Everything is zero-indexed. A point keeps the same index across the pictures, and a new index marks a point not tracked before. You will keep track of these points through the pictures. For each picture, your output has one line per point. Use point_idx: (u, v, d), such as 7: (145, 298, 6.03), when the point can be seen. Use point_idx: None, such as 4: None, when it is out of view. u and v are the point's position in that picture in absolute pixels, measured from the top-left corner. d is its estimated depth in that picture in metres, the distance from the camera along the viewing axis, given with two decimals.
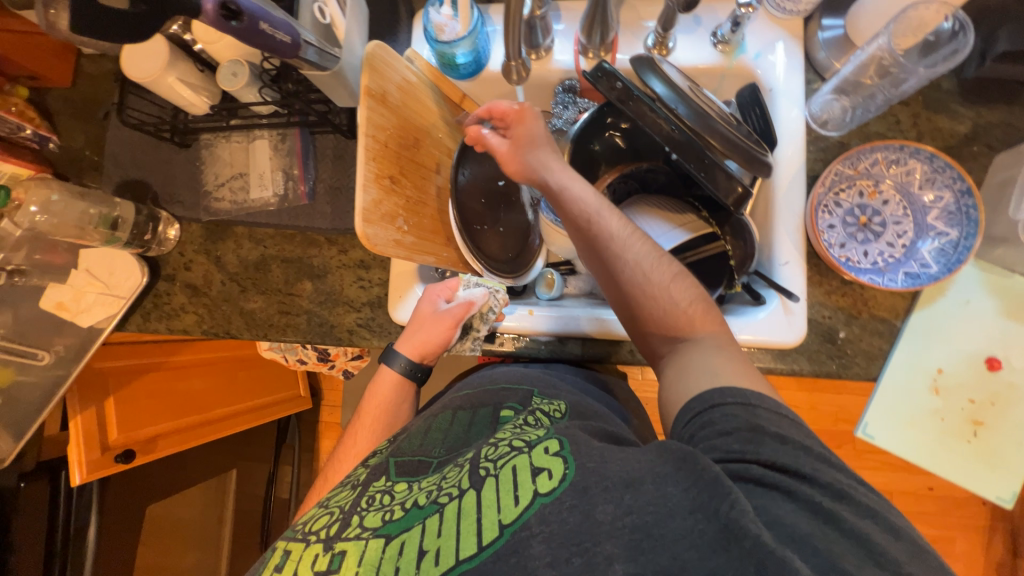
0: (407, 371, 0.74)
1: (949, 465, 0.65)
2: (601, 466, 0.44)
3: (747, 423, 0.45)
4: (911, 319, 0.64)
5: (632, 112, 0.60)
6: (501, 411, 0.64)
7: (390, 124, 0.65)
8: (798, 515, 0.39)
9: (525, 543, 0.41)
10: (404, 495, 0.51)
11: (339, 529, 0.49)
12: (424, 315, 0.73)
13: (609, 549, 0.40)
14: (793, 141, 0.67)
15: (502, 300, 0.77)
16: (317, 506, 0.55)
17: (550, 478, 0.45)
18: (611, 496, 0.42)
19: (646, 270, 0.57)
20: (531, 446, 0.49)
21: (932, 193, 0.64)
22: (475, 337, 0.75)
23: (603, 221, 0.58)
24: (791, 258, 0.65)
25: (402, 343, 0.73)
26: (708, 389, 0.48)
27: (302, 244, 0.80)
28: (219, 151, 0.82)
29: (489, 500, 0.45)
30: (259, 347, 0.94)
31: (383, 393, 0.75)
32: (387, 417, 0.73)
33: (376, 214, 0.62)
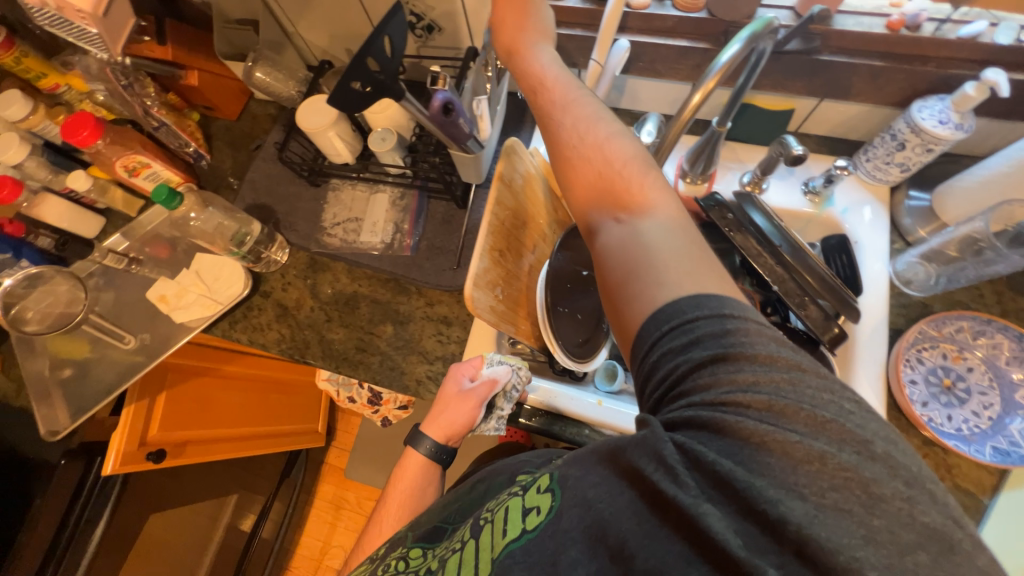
0: (432, 454, 0.73)
1: None
2: (568, 471, 0.40)
3: (683, 339, 0.37)
4: (1001, 498, 0.61)
5: (738, 240, 0.66)
6: (516, 477, 0.59)
7: (509, 205, 0.74)
8: (737, 466, 0.33)
9: (507, 571, 0.39)
10: (417, 561, 0.55)
11: None
12: (449, 395, 0.72)
13: (575, 554, 0.36)
14: (877, 293, 0.71)
15: (525, 376, 0.72)
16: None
17: (538, 514, 0.41)
18: (574, 497, 0.38)
19: (606, 158, 0.50)
20: (526, 488, 0.45)
21: (1019, 372, 0.65)
22: (499, 417, 0.74)
23: (565, 119, 0.54)
24: (871, 405, 0.66)
25: (427, 424, 0.72)
26: (663, 303, 0.39)
27: (394, 289, 0.86)
28: (343, 195, 0.93)
29: (484, 546, 0.44)
30: (317, 376, 0.98)
31: (409, 469, 0.73)
32: (414, 498, 0.71)
33: (484, 279, 0.68)
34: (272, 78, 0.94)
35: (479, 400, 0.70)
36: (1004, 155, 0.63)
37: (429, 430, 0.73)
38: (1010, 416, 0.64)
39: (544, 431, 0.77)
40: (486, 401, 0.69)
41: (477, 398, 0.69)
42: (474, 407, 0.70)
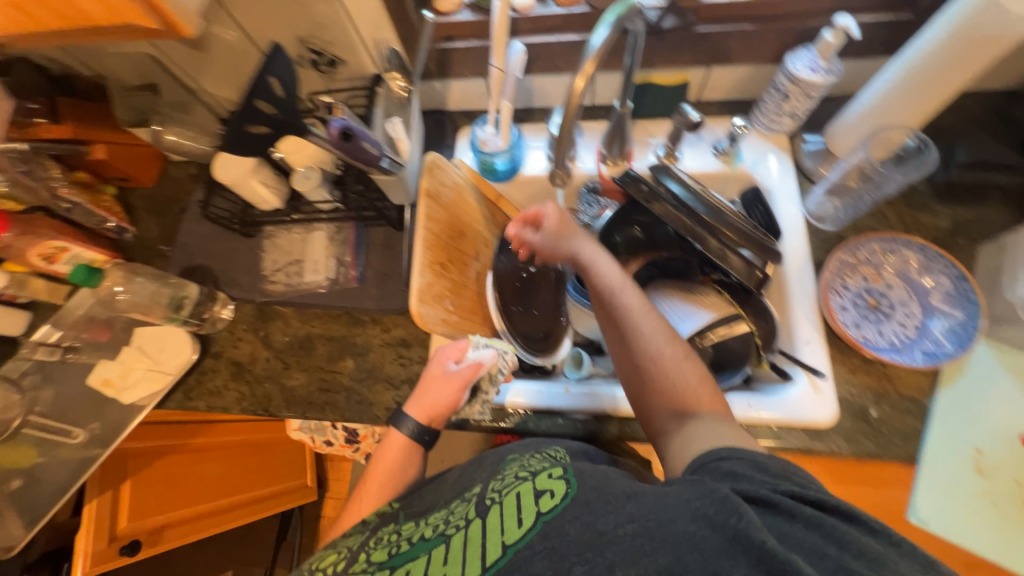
0: (415, 435, 0.67)
1: (1016, 556, 0.61)
2: (601, 484, 0.46)
3: (752, 464, 0.47)
4: (939, 397, 0.66)
5: (656, 208, 0.70)
6: (507, 454, 0.59)
7: (441, 217, 0.75)
8: (808, 534, 0.40)
9: (528, 560, 0.42)
10: (411, 530, 0.53)
11: (346, 565, 0.53)
12: (434, 376, 0.69)
13: (611, 557, 0.40)
14: (796, 233, 0.76)
15: (512, 362, 0.72)
16: (326, 549, 0.58)
17: (552, 496, 0.46)
18: (613, 507, 0.43)
19: (666, 352, 0.60)
20: (535, 475, 0.50)
21: (930, 278, 0.71)
22: (483, 400, 0.73)
23: (626, 304, 0.63)
24: (811, 336, 0.70)
25: (409, 402, 0.68)
26: (714, 446, 0.50)
27: (347, 323, 0.85)
28: (279, 240, 0.92)
29: (494, 525, 0.46)
30: (288, 427, 0.95)
31: (389, 454, 0.67)
32: (396, 477, 0.65)
33: (429, 294, 0.69)
34: (184, 138, 0.94)
35: (463, 382, 0.67)
36: (871, 89, 0.70)
37: (409, 410, 0.69)
38: (930, 319, 0.70)
39: (515, 429, 0.76)
40: (471, 383, 0.67)
41: (463, 379, 0.67)
42: (459, 391, 0.67)
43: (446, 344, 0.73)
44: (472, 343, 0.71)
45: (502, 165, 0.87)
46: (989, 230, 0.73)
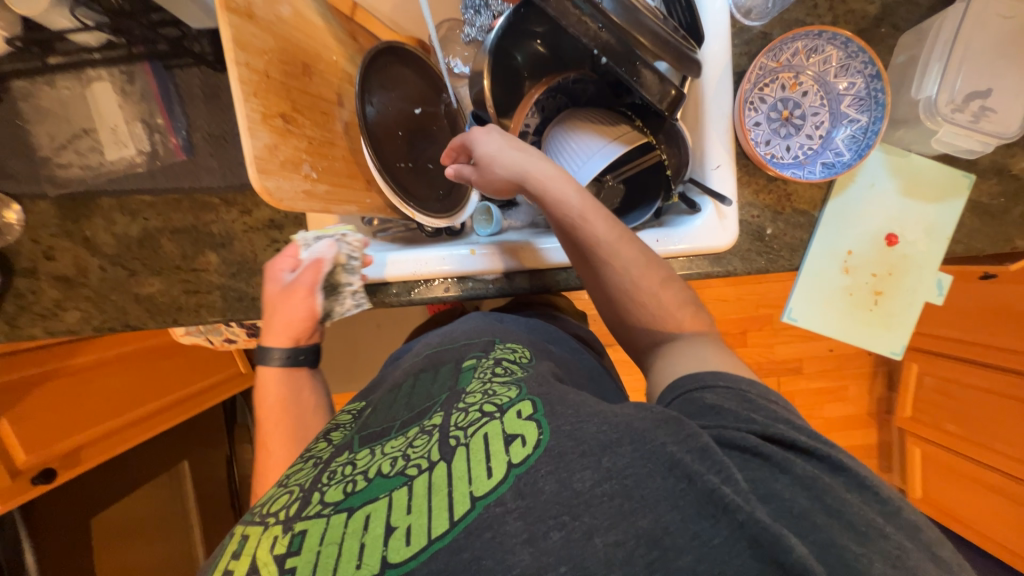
0: (289, 360, 0.62)
1: (857, 333, 0.72)
2: (578, 429, 0.40)
3: (738, 397, 0.44)
4: (827, 208, 0.68)
5: (553, 10, 0.53)
6: (463, 362, 0.58)
7: (269, 47, 0.53)
8: (795, 490, 0.37)
9: (500, 520, 0.36)
10: (367, 462, 0.44)
11: (299, 508, 0.41)
12: (274, 295, 0.63)
13: (589, 521, 0.35)
14: (719, 35, 0.64)
15: (356, 242, 0.66)
16: (276, 486, 0.47)
17: (523, 445, 0.40)
18: (589, 461, 0.38)
19: (642, 286, 0.56)
20: (502, 411, 0.44)
21: (846, 80, 0.65)
22: (354, 292, 0.65)
23: (594, 232, 0.55)
24: (722, 161, 0.66)
25: (266, 332, 0.62)
26: (688, 374, 0.48)
27: (192, 209, 0.67)
28: (45, 102, 0.64)
29: (460, 473, 0.39)
30: (173, 333, 0.85)
31: (274, 387, 0.62)
32: (291, 411, 0.60)
33: (272, 164, 0.53)
34: None
35: (309, 287, 0.62)
36: None
37: (272, 339, 0.62)
38: (836, 128, 0.67)
39: (424, 299, 0.70)
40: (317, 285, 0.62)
41: (304, 284, 0.61)
42: (309, 296, 0.62)
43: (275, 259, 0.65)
44: (302, 243, 0.64)
45: None
46: (915, 13, 0.65)
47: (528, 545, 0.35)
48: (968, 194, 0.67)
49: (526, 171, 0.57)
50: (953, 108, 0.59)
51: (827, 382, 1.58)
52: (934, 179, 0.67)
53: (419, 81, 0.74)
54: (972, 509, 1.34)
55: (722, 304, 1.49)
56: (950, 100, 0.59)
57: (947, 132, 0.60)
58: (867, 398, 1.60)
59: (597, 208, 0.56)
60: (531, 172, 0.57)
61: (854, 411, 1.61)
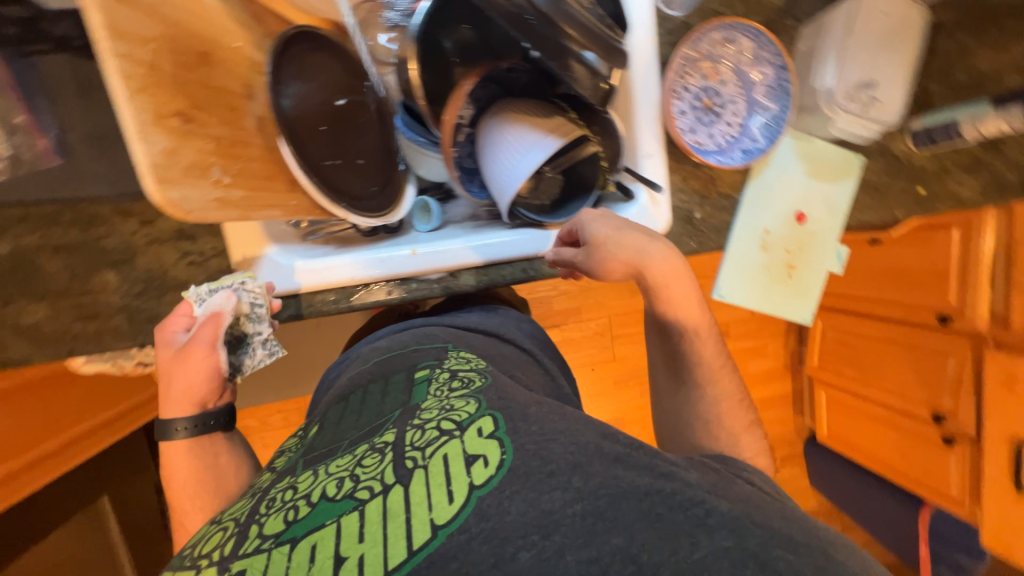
0: (195, 428, 0.60)
1: (776, 303, 0.79)
2: (544, 448, 0.43)
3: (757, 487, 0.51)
4: (746, 190, 0.73)
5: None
6: (416, 372, 0.60)
7: (154, 34, 0.46)
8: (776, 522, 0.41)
9: (465, 548, 0.37)
10: (310, 486, 0.44)
11: (234, 546, 0.40)
12: (169, 360, 0.58)
13: (560, 540, 0.37)
14: (642, 26, 0.65)
15: (260, 289, 0.59)
16: (208, 523, 0.46)
17: (485, 466, 0.42)
18: (558, 483, 0.40)
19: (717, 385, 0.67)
20: (463, 428, 0.46)
21: (758, 72, 0.70)
22: (264, 342, 0.61)
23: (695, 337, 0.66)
24: (653, 150, 0.68)
25: (164, 406, 0.60)
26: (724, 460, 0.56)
27: (78, 223, 0.58)
28: None
29: (419, 498, 0.40)
30: (70, 363, 0.74)
31: (180, 462, 0.60)
32: (207, 478, 0.59)
33: (173, 171, 0.46)
34: None
35: (209, 344, 0.58)
36: None
37: (173, 411, 0.60)
38: (751, 116, 0.71)
39: (365, 305, 0.67)
40: (218, 342, 0.58)
41: (202, 344, 0.57)
42: (209, 357, 0.58)
43: (167, 317, 0.60)
44: (194, 299, 0.58)
45: None
46: (814, 7, 0.71)
47: (494, 569, 0.36)
48: (859, 173, 0.74)
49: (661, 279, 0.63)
50: (847, 97, 0.66)
51: (749, 341, 1.75)
52: (830, 161, 0.74)
53: (340, 69, 0.68)
54: (869, 437, 1.55)
55: None
56: (845, 89, 0.66)
57: (842, 119, 0.67)
58: (783, 352, 1.80)
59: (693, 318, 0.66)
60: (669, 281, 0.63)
61: (772, 365, 1.79)
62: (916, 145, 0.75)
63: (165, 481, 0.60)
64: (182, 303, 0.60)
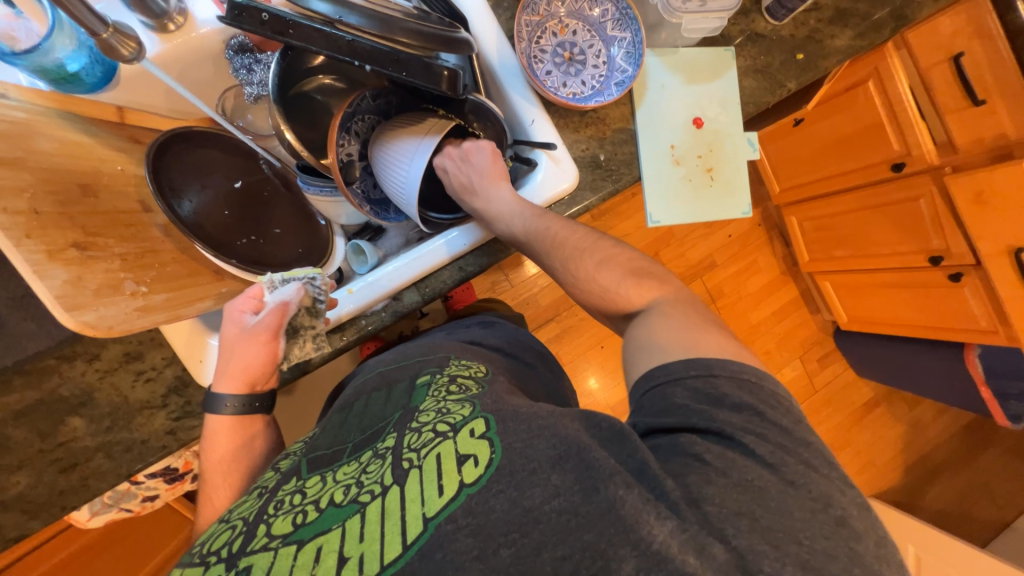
0: (241, 408, 0.62)
1: (711, 209, 0.81)
2: (528, 446, 0.45)
3: (704, 396, 0.46)
4: (637, 118, 0.76)
5: (300, 41, 0.54)
6: (417, 379, 0.61)
7: (30, 183, 0.49)
8: (725, 492, 0.41)
9: (451, 536, 0.41)
10: (319, 490, 0.49)
11: (244, 542, 0.46)
12: (234, 338, 0.62)
13: (537, 537, 0.40)
14: (479, 12, 0.69)
15: (326, 284, 0.65)
16: (219, 521, 0.51)
17: (476, 465, 0.44)
18: (539, 479, 0.43)
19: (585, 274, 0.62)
20: (456, 429, 0.48)
21: (599, 9, 0.74)
22: (315, 335, 0.64)
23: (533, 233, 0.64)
24: (534, 114, 0.70)
25: (219, 379, 0.61)
26: (657, 366, 0.50)
27: (28, 383, 0.59)
28: None
29: (414, 495, 0.44)
30: (77, 521, 0.75)
31: (225, 440, 0.61)
32: (241, 459, 0.61)
33: (84, 296, 0.48)
34: None
35: (272, 330, 0.61)
36: None
37: (225, 386, 0.61)
38: (612, 51, 0.74)
39: (325, 359, 0.68)
40: (280, 328, 0.61)
41: (266, 328, 0.61)
42: (271, 341, 0.62)
43: (234, 297, 0.64)
44: (267, 285, 0.64)
45: (77, 62, 0.58)
46: None
47: (479, 560, 0.39)
48: (736, 63, 0.77)
49: (484, 201, 0.67)
50: (682, 0, 0.69)
51: (738, 262, 1.74)
52: (705, 62, 0.77)
53: (230, 155, 0.72)
54: (881, 306, 1.52)
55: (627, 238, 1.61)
56: None
57: (688, 21, 0.70)
58: (774, 258, 1.78)
59: (545, 210, 0.66)
60: (489, 202, 0.67)
61: (770, 275, 1.78)
62: (776, 19, 0.77)
63: (205, 454, 0.61)
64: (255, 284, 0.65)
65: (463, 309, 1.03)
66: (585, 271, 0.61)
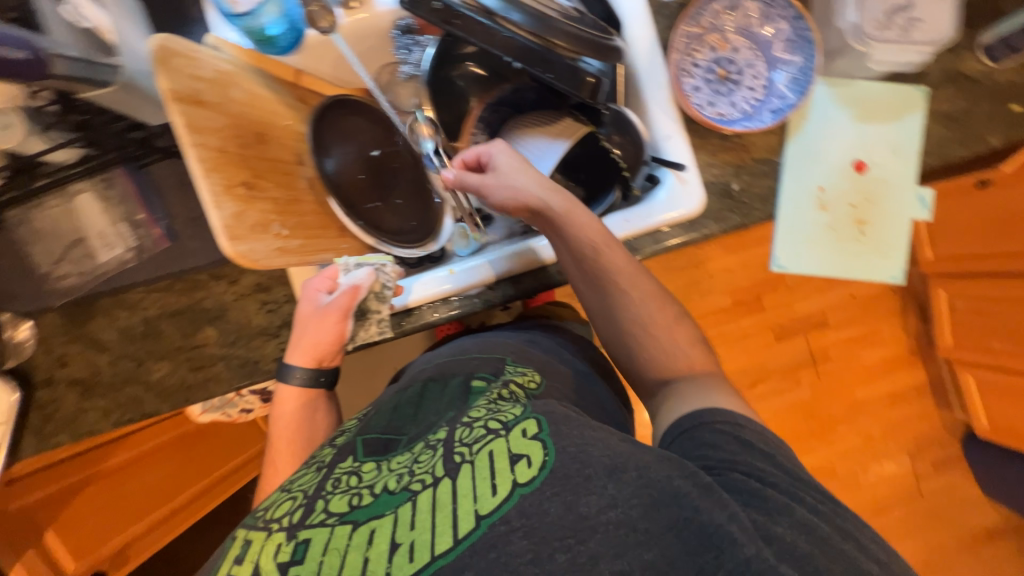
0: (308, 381, 0.67)
1: (854, 266, 0.71)
2: (582, 451, 0.45)
3: (735, 439, 0.50)
4: (787, 151, 0.68)
5: (461, 31, 0.56)
6: (473, 381, 0.62)
7: (221, 125, 0.57)
8: (796, 534, 0.42)
9: (505, 538, 0.41)
10: (374, 477, 0.51)
11: (302, 516, 0.48)
12: (308, 313, 0.66)
13: (594, 546, 0.41)
14: (638, 17, 0.66)
15: (393, 272, 0.69)
16: (277, 492, 0.54)
17: (530, 466, 0.44)
18: (595, 487, 0.43)
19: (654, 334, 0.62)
20: (508, 428, 0.48)
21: (770, 27, 0.67)
22: (379, 320, 0.69)
23: (613, 267, 0.61)
24: (671, 130, 0.66)
25: (293, 352, 0.67)
26: (689, 412, 0.54)
27: (184, 290, 0.71)
28: (37, 224, 0.68)
29: (465, 491, 0.44)
30: (192, 414, 0.88)
31: (289, 410, 0.68)
32: (303, 429, 0.68)
33: (243, 229, 0.56)
34: None
35: (342, 312, 0.65)
36: None
37: (297, 359, 0.67)
38: (774, 74, 0.68)
39: (414, 328, 0.71)
40: (349, 310, 0.65)
41: (337, 308, 0.64)
42: (339, 321, 0.66)
43: (312, 276, 0.69)
44: (342, 267, 0.68)
45: (277, 27, 0.65)
46: None
47: (532, 565, 0.40)
48: (926, 107, 0.66)
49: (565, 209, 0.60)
50: (877, 26, 0.61)
51: (856, 329, 1.52)
52: (885, 100, 0.67)
53: (372, 125, 0.78)
54: None
55: (729, 275, 1.47)
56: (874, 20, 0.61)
57: (880, 50, 0.62)
58: (901, 333, 1.53)
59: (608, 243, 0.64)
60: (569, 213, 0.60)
61: (892, 352, 1.53)
62: (993, 60, 0.66)
63: (274, 421, 0.68)
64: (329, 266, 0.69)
65: (542, 310, 1.03)
66: (667, 332, 0.62)
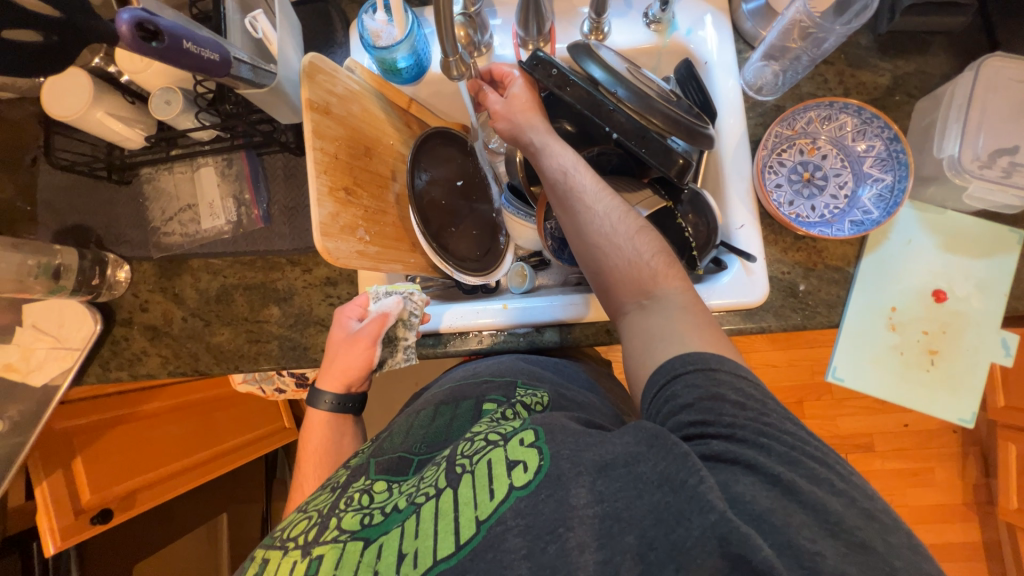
0: (338, 406, 0.71)
1: (915, 397, 0.68)
2: (576, 454, 0.45)
3: (705, 390, 0.46)
4: (862, 264, 0.67)
5: (571, 96, 0.62)
6: (484, 403, 0.62)
7: (339, 135, 0.64)
8: (756, 491, 0.40)
9: (500, 537, 0.42)
10: (385, 498, 0.51)
11: (317, 533, 0.49)
12: (340, 340, 0.69)
13: (581, 534, 0.41)
14: (733, 111, 0.70)
15: (420, 301, 0.72)
16: (295, 511, 0.55)
17: (525, 471, 0.45)
18: (584, 480, 0.43)
19: (639, 264, 0.57)
20: (506, 438, 0.49)
21: (864, 143, 0.69)
22: (406, 346, 0.71)
23: (585, 198, 0.61)
24: (745, 220, 0.68)
25: (323, 378, 0.70)
26: (673, 358, 0.50)
27: (263, 268, 0.78)
28: (163, 184, 0.78)
29: (466, 499, 0.46)
30: (232, 381, 0.93)
31: (316, 434, 0.71)
32: (331, 453, 0.70)
33: (334, 228, 0.62)
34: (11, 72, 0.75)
35: (371, 339, 0.68)
36: None
37: (327, 384, 0.71)
38: (860, 188, 0.69)
39: (457, 351, 0.74)
40: (379, 338, 0.68)
41: (367, 336, 0.67)
42: (368, 347, 0.68)
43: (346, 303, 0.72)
44: (373, 296, 0.71)
45: (405, 61, 0.75)
46: (926, 83, 0.70)
47: (525, 559, 0.41)
48: (1019, 250, 0.65)
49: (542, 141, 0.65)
50: (978, 165, 0.61)
51: (907, 463, 1.39)
52: (976, 234, 0.66)
53: (463, 158, 0.84)
54: None
55: (773, 369, 1.41)
56: (975, 158, 0.61)
57: (977, 187, 0.61)
58: (955, 480, 1.39)
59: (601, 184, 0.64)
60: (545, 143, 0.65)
61: (940, 498, 1.39)
62: None
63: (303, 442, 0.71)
64: (360, 295, 0.72)
65: None
66: (650, 261, 0.57)
